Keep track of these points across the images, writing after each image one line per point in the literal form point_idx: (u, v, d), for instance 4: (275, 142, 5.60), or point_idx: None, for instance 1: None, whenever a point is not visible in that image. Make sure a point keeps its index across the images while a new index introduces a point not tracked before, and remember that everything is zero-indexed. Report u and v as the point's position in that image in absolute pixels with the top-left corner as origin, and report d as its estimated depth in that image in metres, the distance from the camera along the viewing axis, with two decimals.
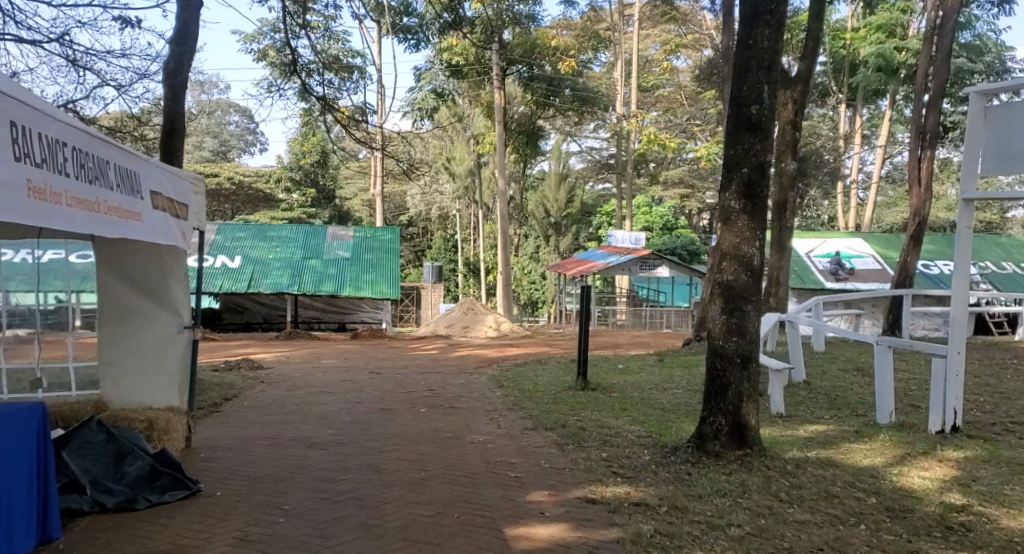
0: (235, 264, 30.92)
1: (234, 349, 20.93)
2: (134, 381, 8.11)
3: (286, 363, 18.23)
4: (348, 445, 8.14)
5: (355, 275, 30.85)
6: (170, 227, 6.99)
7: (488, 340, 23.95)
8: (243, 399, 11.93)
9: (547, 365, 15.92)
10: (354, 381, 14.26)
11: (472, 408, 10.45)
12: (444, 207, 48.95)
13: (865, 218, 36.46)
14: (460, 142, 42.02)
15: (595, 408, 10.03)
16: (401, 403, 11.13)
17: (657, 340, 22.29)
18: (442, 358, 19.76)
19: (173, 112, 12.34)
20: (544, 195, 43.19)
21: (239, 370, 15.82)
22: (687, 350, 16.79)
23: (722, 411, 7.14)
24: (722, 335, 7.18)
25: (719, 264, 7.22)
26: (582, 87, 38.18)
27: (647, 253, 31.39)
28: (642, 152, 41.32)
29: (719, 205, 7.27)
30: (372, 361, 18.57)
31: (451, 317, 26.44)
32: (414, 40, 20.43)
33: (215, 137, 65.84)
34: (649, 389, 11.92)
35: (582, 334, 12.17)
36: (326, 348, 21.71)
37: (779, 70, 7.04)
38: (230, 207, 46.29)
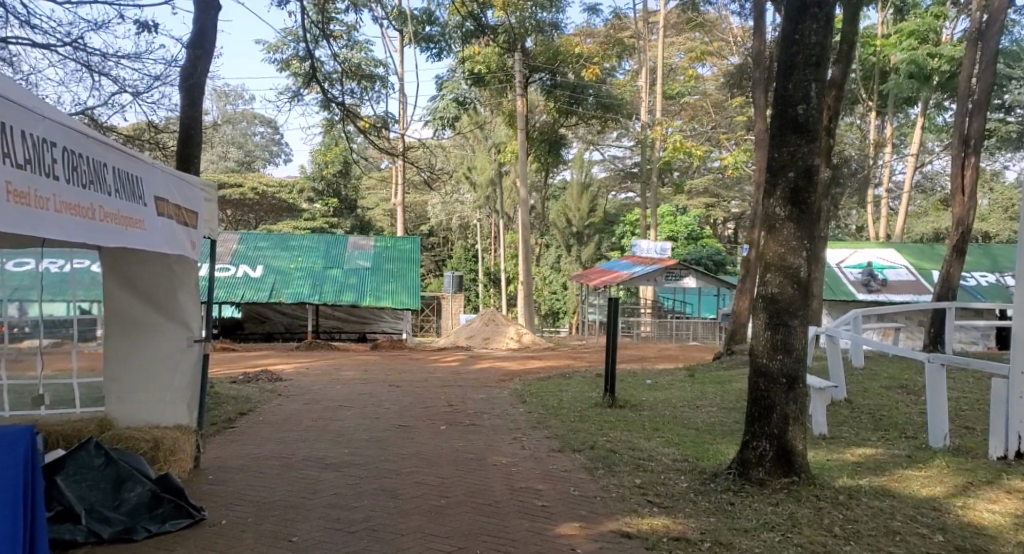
0: (256, 273, 30.68)
1: (253, 360, 20.60)
2: (141, 398, 7.70)
3: (305, 375, 17.86)
4: (364, 467, 7.67)
5: (376, 285, 30.49)
6: (177, 235, 6.54)
7: (510, 352, 23.48)
8: (258, 414, 11.53)
9: (572, 379, 15.42)
10: (373, 395, 13.83)
11: (495, 426, 9.96)
12: (466, 216, 48.65)
13: (897, 228, 35.65)
14: (482, 152, 41.69)
15: (625, 428, 9.54)
16: (421, 419, 10.67)
17: (684, 353, 21.71)
18: (463, 370, 19.30)
19: (189, 117, 11.97)
20: (567, 205, 42.77)
21: (257, 382, 15.45)
22: (718, 365, 16.24)
23: (767, 435, 6.61)
24: (766, 352, 6.67)
25: (763, 276, 6.73)
26: (606, 95, 37.80)
27: (672, 263, 30.83)
28: (666, 160, 40.79)
29: (763, 212, 6.76)
30: (392, 374, 18.15)
31: (473, 328, 25.97)
32: (437, 49, 20.10)
33: (239, 147, 66.16)
34: (682, 407, 11.38)
35: (610, 351, 11.66)
36: (345, 359, 21.32)
37: (828, 67, 6.51)
38: (252, 216, 46.26)
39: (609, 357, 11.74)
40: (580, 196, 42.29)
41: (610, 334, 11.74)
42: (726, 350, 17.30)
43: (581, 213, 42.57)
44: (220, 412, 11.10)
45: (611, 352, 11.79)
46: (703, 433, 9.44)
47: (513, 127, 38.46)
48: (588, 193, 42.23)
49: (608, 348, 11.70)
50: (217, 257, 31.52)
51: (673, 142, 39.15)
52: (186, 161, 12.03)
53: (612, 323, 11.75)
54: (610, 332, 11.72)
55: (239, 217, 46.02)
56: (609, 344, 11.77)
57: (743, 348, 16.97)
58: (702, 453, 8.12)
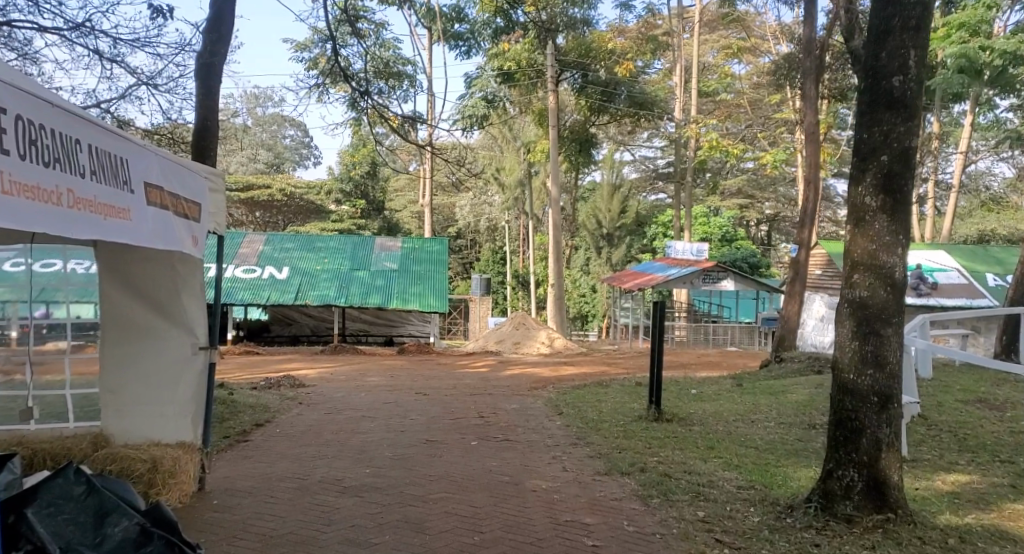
0: (282, 275, 30.06)
1: (278, 365, 19.89)
2: (140, 411, 6.88)
3: (328, 381, 17.09)
4: (386, 492, 6.82)
5: (403, 288, 29.72)
6: (175, 230, 5.68)
7: (542, 357, 22.56)
8: (276, 425, 10.72)
9: (610, 388, 14.47)
10: (400, 404, 12.98)
11: (531, 442, 9.07)
12: (494, 218, 47.79)
13: (944, 229, 34.27)
14: (511, 152, 40.78)
15: (676, 446, 8.61)
16: (450, 433, 9.78)
17: (724, 360, 20.67)
18: (493, 377, 18.40)
19: (206, 108, 11.15)
20: (597, 205, 41.78)
21: (278, 389, 14.67)
22: (765, 374, 15.22)
23: (854, 463, 5.68)
24: (854, 367, 5.72)
25: (850, 277, 5.80)
26: (638, 92, 36.74)
27: (710, 265, 29.72)
28: (700, 159, 39.65)
29: (850, 202, 5.82)
30: (419, 380, 17.30)
31: (503, 333, 25.09)
32: (466, 47, 19.28)
33: (268, 149, 65.85)
34: (734, 420, 10.43)
35: (657, 358, 10.74)
36: (371, 364, 20.53)
37: (930, 29, 5.56)
38: (280, 218, 45.85)
39: (655, 365, 10.80)
40: (610, 197, 41.29)
41: (655, 341, 10.80)
42: (774, 357, 16.30)
43: (612, 215, 41.55)
44: (234, 423, 10.32)
45: (657, 359, 10.85)
46: (765, 452, 8.49)
47: (544, 126, 37.57)
48: (619, 193, 41.23)
49: (654, 355, 10.78)
50: (243, 258, 30.97)
51: (709, 140, 38.03)
52: (202, 155, 11.21)
53: (657, 329, 10.82)
54: (655, 339, 10.78)
55: (266, 219, 45.58)
56: (655, 352, 10.82)
57: (792, 355, 15.96)
58: (768, 479, 7.18)
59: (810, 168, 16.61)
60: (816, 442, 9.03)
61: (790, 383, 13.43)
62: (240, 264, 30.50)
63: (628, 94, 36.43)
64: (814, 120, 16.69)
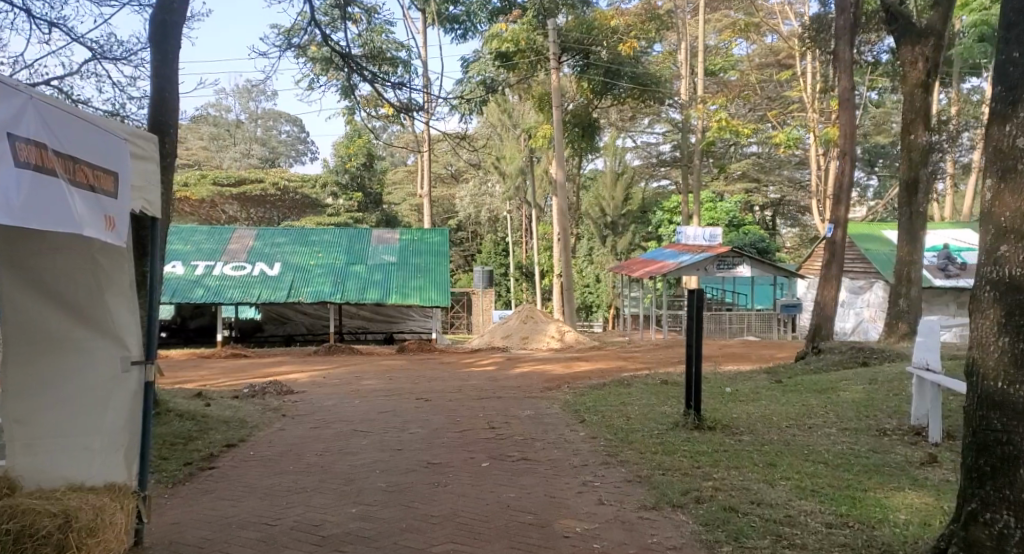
0: (274, 272, 28.56)
1: (267, 368, 18.41)
2: (57, 446, 5.30)
3: (321, 386, 15.58)
4: (375, 544, 5.30)
5: (402, 282, 28.20)
6: (70, 205, 4.11)
7: (551, 352, 21.05)
8: (253, 444, 9.19)
9: (632, 388, 12.95)
10: (398, 413, 11.44)
11: (553, 462, 7.54)
12: (495, 209, 46.31)
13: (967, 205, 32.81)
14: (511, 140, 39.29)
15: (731, 465, 7.11)
16: (458, 452, 8.26)
17: (750, 351, 19.14)
18: (500, 376, 16.88)
19: (161, 75, 9.63)
20: (600, 193, 40.17)
21: (262, 399, 13.14)
22: (804, 368, 13.70)
23: (1011, 503, 4.19)
24: (1004, 373, 4.23)
25: (995, 250, 4.35)
26: (641, 71, 35.04)
27: (724, 251, 28.11)
28: (709, 141, 37.90)
29: (996, 147, 4.39)
30: (419, 383, 15.78)
31: (508, 327, 23.57)
32: (461, 28, 17.79)
33: (263, 144, 64.27)
34: (788, 426, 8.92)
35: (694, 358, 9.23)
36: (368, 364, 19.02)
37: None
38: (274, 214, 44.37)
39: (691, 364, 9.28)
40: (613, 183, 39.61)
41: (691, 338, 9.27)
42: (811, 348, 14.80)
43: (616, 202, 39.95)
44: (200, 444, 8.79)
45: (693, 359, 9.31)
46: (839, 469, 6.98)
47: (545, 111, 35.96)
48: (623, 179, 39.56)
49: (691, 354, 9.27)
50: (233, 255, 29.51)
51: (718, 120, 36.30)
52: (160, 132, 9.68)
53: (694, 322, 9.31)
54: (691, 336, 9.28)
55: (260, 214, 44.15)
56: (691, 350, 9.28)
57: (831, 346, 14.44)
58: (863, 511, 5.67)
59: (845, 139, 15.09)
60: (896, 453, 7.54)
61: (838, 379, 11.90)
62: (229, 261, 29.03)
63: (631, 76, 34.85)
64: (849, 87, 15.15)
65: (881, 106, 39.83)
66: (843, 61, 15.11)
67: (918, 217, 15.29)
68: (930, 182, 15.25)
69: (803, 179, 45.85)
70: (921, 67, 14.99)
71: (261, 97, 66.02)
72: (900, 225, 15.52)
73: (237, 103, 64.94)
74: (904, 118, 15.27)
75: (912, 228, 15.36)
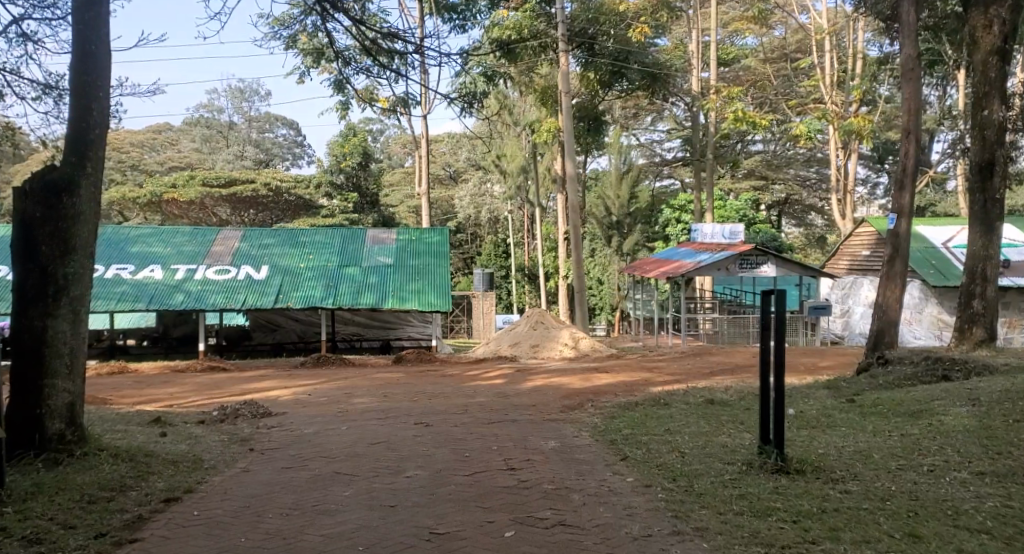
0: (261, 275, 26.47)
1: (248, 384, 16.31)
2: None
3: (306, 407, 13.49)
4: None
5: (399, 284, 26.14)
6: None
7: (566, 363, 18.89)
8: (203, 495, 7.11)
9: (674, 410, 10.84)
10: (393, 445, 9.31)
11: (602, 534, 5.47)
12: (496, 209, 44.30)
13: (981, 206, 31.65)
14: (512, 138, 37.48)
15: (863, 544, 5.07)
16: (469, 512, 6.16)
17: (792, 361, 17.00)
18: (510, 392, 14.73)
19: (83, 21, 7.80)
20: (604, 191, 37.97)
21: (232, 427, 11.03)
22: (872, 382, 11.58)
23: None
24: None
25: None
26: (650, 62, 32.80)
27: (747, 249, 25.97)
28: (724, 132, 35.63)
29: None
30: (418, 401, 13.69)
31: (516, 334, 21.46)
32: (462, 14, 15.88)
33: (257, 146, 62.16)
34: (897, 467, 6.80)
35: (778, 375, 7.17)
36: (361, 378, 16.92)
37: None
38: (268, 215, 42.38)
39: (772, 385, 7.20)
40: (618, 182, 37.30)
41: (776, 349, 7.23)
42: (874, 359, 12.69)
43: (621, 201, 37.47)
44: (130, 499, 6.68)
45: (775, 374, 7.25)
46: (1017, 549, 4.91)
47: (548, 105, 33.93)
48: (629, 178, 37.21)
49: (774, 370, 7.19)
50: (218, 257, 27.43)
51: (734, 111, 34.04)
52: (84, 94, 7.80)
53: (777, 329, 7.28)
54: (776, 344, 7.24)
55: (251, 217, 42.13)
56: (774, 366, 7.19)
57: (900, 355, 12.33)
58: None
59: (908, 116, 13.01)
60: None
61: (927, 397, 9.79)
62: (212, 264, 26.99)
63: (640, 64, 32.68)
64: (915, 55, 13.04)
65: (892, 101, 37.96)
66: (907, 23, 13.02)
67: (992, 203, 13.28)
68: (1007, 165, 13.22)
69: (813, 177, 43.59)
70: (997, 32, 12.84)
71: (254, 98, 64.12)
72: (972, 214, 13.49)
73: (230, 104, 63.00)
74: (978, 90, 13.17)
75: (987, 217, 13.32)
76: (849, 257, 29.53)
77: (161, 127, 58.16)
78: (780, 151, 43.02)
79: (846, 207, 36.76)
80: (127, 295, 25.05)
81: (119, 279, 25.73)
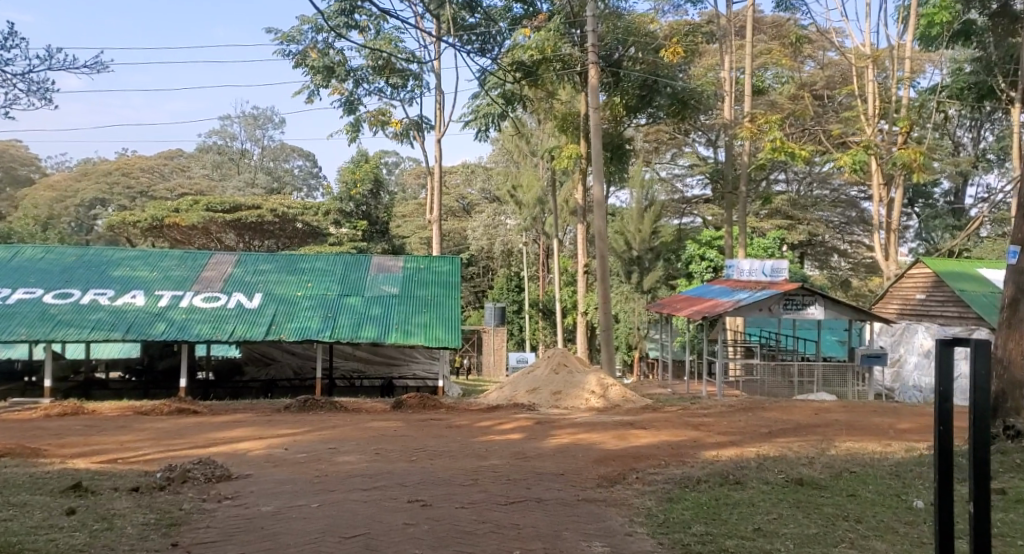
0: (253, 304, 23.99)
1: (220, 433, 13.71)
2: None
3: (279, 468, 10.88)
4: None
5: (404, 317, 23.61)
6: None
7: (594, 414, 16.14)
8: None
9: (752, 492, 8.19)
10: (375, 540, 6.75)
11: None
12: (511, 241, 41.65)
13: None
14: (529, 167, 35.41)
15: None
16: None
17: (863, 421, 14.19)
18: (531, 453, 12.02)
19: None
20: (624, 226, 35.18)
21: (170, 501, 8.48)
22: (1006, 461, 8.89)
23: None
24: None
25: None
26: (680, 87, 29.59)
27: (793, 287, 23.26)
28: (760, 165, 32.64)
29: None
30: (417, 463, 11.05)
31: (535, 379, 18.78)
32: (481, 40, 14.08)
33: (269, 173, 60.08)
34: None
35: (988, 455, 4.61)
36: (353, 427, 14.27)
37: None
38: (273, 243, 39.93)
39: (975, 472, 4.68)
40: (640, 218, 34.63)
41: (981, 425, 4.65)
42: (1001, 432, 10.03)
43: (643, 236, 34.76)
44: None
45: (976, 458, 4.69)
46: None
47: (567, 133, 30.96)
48: (651, 212, 34.59)
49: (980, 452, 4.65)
50: (207, 283, 24.99)
51: (772, 140, 31.12)
52: None
53: (974, 392, 4.70)
54: (980, 422, 4.65)
55: (259, 245, 39.71)
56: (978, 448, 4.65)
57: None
58: None
59: None
60: None
61: None
62: (201, 290, 24.56)
63: (670, 91, 29.62)
64: None
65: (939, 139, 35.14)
66: None
67: None
68: None
69: (837, 219, 40.49)
70: None
71: (268, 125, 62.33)
72: None
73: (242, 131, 61.20)
74: None
75: None
76: (900, 299, 26.50)
77: (173, 153, 56.19)
78: (804, 192, 40.31)
79: (890, 247, 33.34)
80: (103, 323, 22.58)
81: (96, 306, 23.29)
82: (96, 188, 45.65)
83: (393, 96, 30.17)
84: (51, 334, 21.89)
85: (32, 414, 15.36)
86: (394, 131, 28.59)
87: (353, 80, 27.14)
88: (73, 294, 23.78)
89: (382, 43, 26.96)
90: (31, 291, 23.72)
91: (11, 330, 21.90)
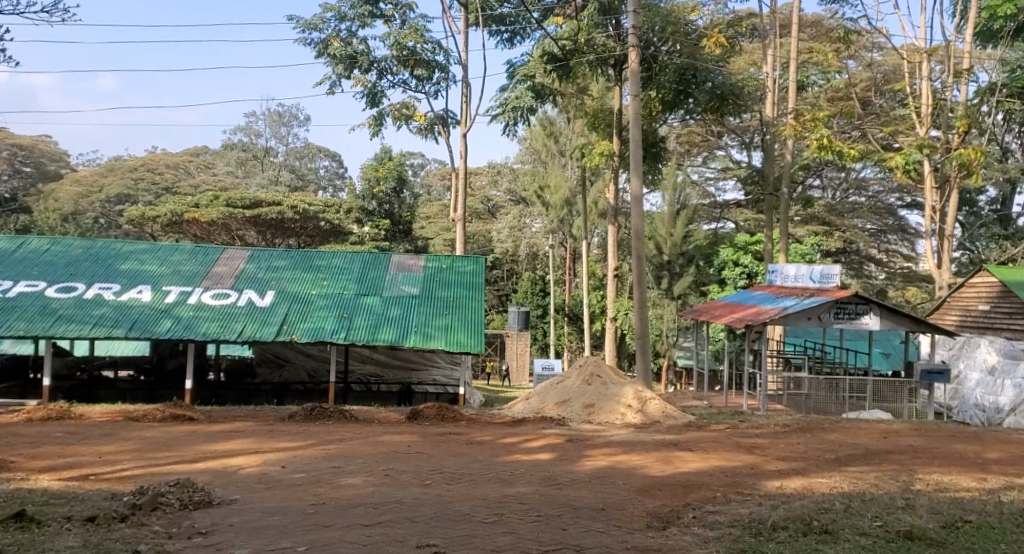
0: (264, 302, 22.55)
1: (214, 444, 12.21)
2: None
3: (272, 490, 9.35)
4: None
5: (423, 318, 22.06)
6: None
7: (632, 431, 14.49)
8: None
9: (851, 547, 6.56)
10: None
11: None
12: (536, 244, 39.96)
13: None
14: (557, 166, 33.70)
15: None
16: None
17: (942, 448, 12.43)
18: (565, 478, 10.41)
19: None
20: (655, 228, 32.45)
21: (127, 536, 6.97)
22: None
23: None
24: None
25: None
26: (720, 81, 27.25)
27: (845, 294, 21.38)
28: (805, 165, 30.59)
29: None
30: (432, 489, 9.46)
31: (566, 389, 17.11)
32: None
33: (291, 171, 58.85)
34: None
35: None
36: (362, 441, 12.69)
37: None
38: (294, 241, 38.47)
39: None
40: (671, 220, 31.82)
41: None
42: None
43: (674, 240, 32.22)
44: None
45: None
46: None
47: (599, 131, 28.92)
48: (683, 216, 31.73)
49: None
50: (218, 279, 23.59)
51: (818, 138, 29.07)
52: None
53: None
54: None
55: (280, 243, 38.30)
56: None
57: None
58: None
59: None
60: None
61: None
62: (210, 286, 23.16)
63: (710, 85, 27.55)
64: None
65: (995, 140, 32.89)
66: None
67: None
68: None
69: (873, 226, 38.15)
70: None
71: (293, 123, 61.14)
72: None
73: (267, 128, 60.10)
74: None
75: None
76: (959, 310, 24.60)
77: (197, 148, 55.07)
78: (840, 198, 38.36)
79: (943, 254, 31.31)
80: (106, 319, 21.21)
81: (100, 300, 21.95)
82: (120, 183, 44.48)
83: (418, 89, 28.61)
84: (51, 330, 20.54)
85: (13, 418, 13.97)
86: (418, 126, 27.08)
87: (375, 72, 25.71)
88: (77, 288, 22.46)
89: (407, 32, 25.41)
90: (33, 284, 22.42)
91: (9, 325, 20.59)
